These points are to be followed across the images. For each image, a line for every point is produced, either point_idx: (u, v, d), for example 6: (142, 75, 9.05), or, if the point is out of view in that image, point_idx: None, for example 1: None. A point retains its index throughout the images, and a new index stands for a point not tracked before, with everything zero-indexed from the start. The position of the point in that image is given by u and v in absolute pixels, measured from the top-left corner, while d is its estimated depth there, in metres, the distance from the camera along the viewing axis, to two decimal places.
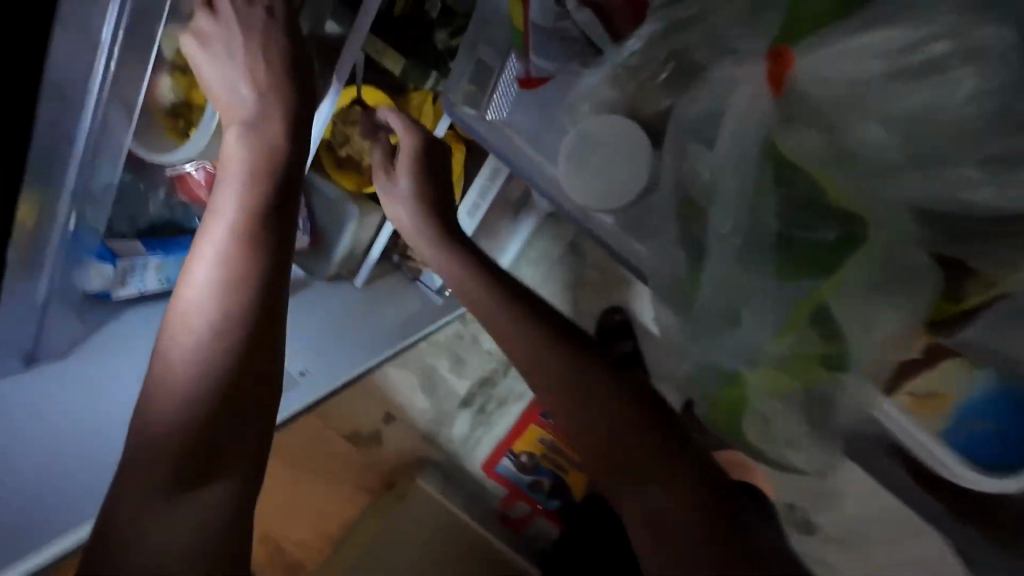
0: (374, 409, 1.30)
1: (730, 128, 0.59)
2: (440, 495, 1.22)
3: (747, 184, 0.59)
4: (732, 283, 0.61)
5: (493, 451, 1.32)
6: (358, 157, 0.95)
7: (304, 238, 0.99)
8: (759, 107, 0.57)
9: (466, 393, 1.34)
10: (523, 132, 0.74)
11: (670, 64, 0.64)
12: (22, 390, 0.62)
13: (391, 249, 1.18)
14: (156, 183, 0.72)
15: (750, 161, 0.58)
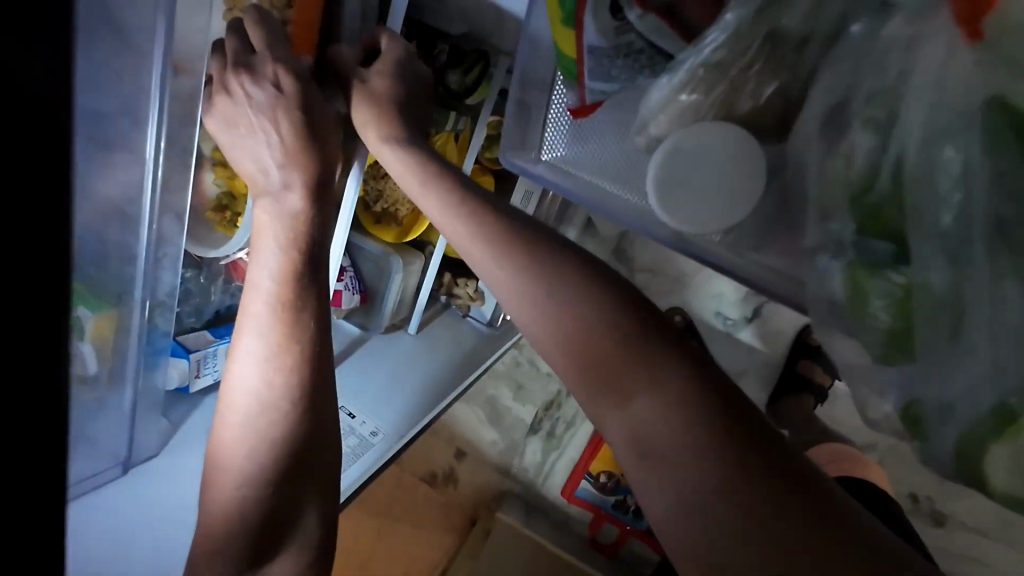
0: (446, 449, 1.29)
1: (924, 104, 0.33)
2: (523, 529, 1.22)
3: (981, 175, 0.33)
4: (1003, 337, 0.33)
5: (570, 475, 1.26)
6: (393, 208, 1.01)
7: (355, 297, 1.04)
8: (958, 68, 0.33)
9: (533, 419, 1.29)
10: (591, 163, 0.55)
11: (765, 46, 0.40)
12: (136, 485, 0.69)
13: (437, 290, 1.20)
14: (213, 272, 0.76)
15: (972, 135, 0.32)
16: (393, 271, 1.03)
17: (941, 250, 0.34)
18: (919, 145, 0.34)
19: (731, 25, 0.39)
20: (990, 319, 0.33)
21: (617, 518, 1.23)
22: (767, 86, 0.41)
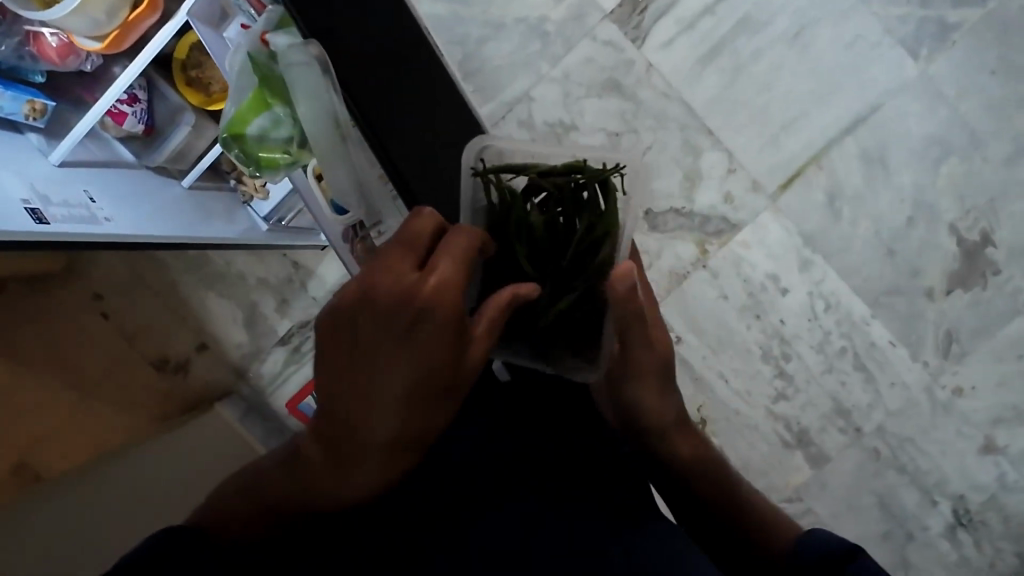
0: (187, 338, 1.40)
1: (303, 82, 0.68)
2: (236, 425, 1.34)
3: (276, 79, 0.72)
4: (280, 134, 0.77)
5: (300, 389, 1.40)
6: (210, 79, 0.84)
7: (136, 127, 0.82)
8: (311, 70, 0.67)
9: (285, 331, 1.41)
10: (221, 55, 0.77)
11: (269, 52, 0.71)
12: None
13: (223, 166, 0.99)
14: (13, 32, 0.72)
15: (309, 95, 0.69)
16: (185, 123, 0.86)
17: (291, 143, 0.78)
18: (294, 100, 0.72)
19: (271, 13, 0.71)
20: (286, 163, 0.80)
21: None
22: (333, 96, 0.69)
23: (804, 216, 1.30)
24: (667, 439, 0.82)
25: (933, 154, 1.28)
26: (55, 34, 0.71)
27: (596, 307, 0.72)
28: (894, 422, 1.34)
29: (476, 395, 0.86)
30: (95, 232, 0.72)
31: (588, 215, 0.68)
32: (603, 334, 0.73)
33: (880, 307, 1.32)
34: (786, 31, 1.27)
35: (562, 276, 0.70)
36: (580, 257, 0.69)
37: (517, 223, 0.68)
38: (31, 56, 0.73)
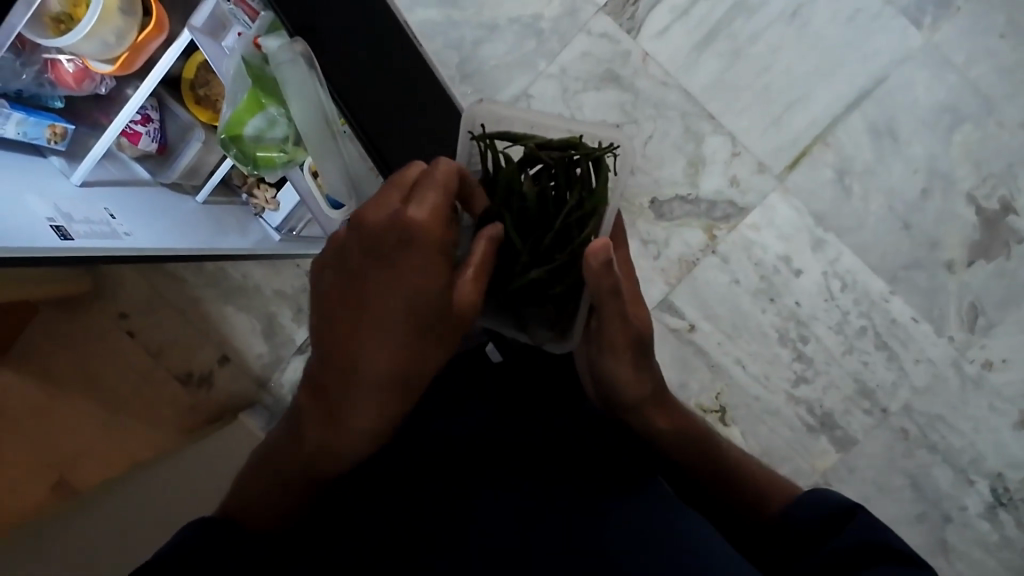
0: (210, 352, 1.45)
1: (293, 80, 0.72)
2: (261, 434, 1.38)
3: (268, 81, 0.76)
4: (275, 135, 0.80)
5: None
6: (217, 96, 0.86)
7: (150, 146, 0.86)
8: (298, 67, 0.72)
9: (303, 340, 1.45)
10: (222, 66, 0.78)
11: (263, 56, 0.75)
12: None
13: (234, 181, 1.03)
14: (30, 60, 0.74)
15: (299, 93, 0.73)
16: (196, 139, 0.89)
17: (286, 142, 0.81)
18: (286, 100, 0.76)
19: (264, 20, 0.76)
20: (284, 163, 0.82)
21: None
22: (322, 92, 0.74)
23: (814, 195, 1.28)
24: (648, 416, 0.75)
25: (944, 123, 1.25)
26: (72, 60, 0.75)
27: (576, 281, 0.71)
28: (922, 401, 1.31)
29: (461, 385, 0.85)
30: (117, 247, 0.75)
31: (575, 191, 0.67)
32: (581, 305, 0.73)
33: (899, 283, 1.29)
34: (782, 10, 1.26)
35: (543, 249, 0.69)
36: (563, 232, 0.68)
37: (509, 192, 0.67)
38: (49, 84, 0.77)
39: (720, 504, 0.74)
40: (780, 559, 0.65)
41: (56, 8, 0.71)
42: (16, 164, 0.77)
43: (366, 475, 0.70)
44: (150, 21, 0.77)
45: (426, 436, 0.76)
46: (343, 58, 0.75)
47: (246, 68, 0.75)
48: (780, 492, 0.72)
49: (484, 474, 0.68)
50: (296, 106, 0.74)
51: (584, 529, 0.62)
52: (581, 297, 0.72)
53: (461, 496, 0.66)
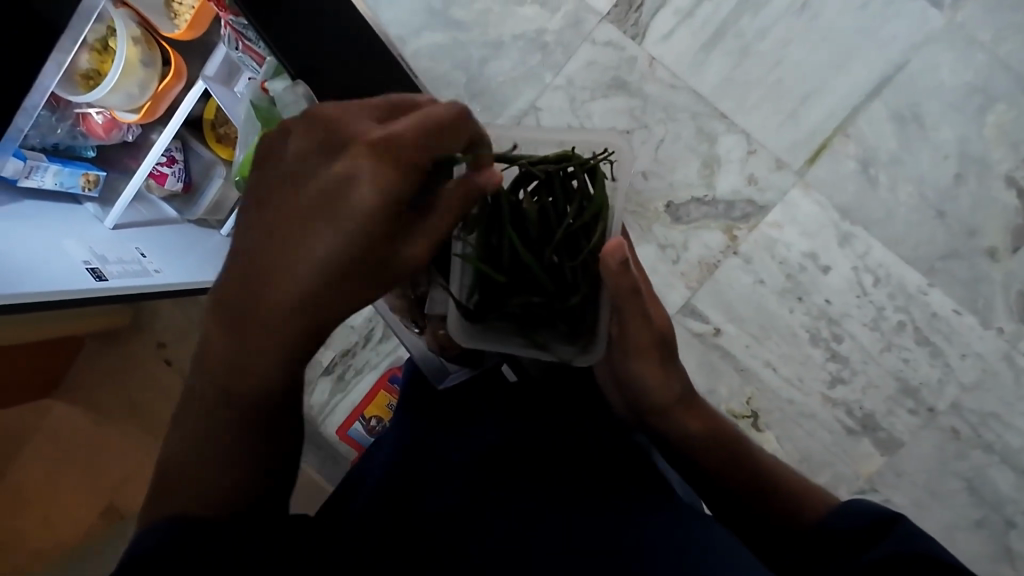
0: None
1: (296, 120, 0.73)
2: None
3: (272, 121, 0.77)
4: None
5: (347, 415, 1.46)
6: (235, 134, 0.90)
7: (176, 186, 0.91)
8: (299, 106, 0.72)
9: (329, 361, 1.49)
10: (233, 109, 0.83)
11: (268, 99, 0.77)
12: (33, 234, 0.76)
13: None
14: (65, 115, 0.80)
15: None
16: (218, 175, 0.93)
17: None
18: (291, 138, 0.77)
19: (268, 63, 0.78)
20: None
21: None
22: None
23: (837, 187, 1.24)
24: (678, 418, 0.77)
25: (974, 104, 1.19)
26: (100, 111, 0.80)
27: (590, 291, 0.68)
28: (972, 398, 1.23)
29: (467, 397, 0.82)
30: (147, 284, 0.80)
31: (574, 200, 0.65)
32: (599, 321, 0.69)
33: (937, 275, 1.23)
34: (790, 2, 1.23)
35: (552, 268, 0.66)
36: (571, 243, 0.66)
37: (508, 217, 0.64)
38: (81, 135, 0.82)
39: (747, 509, 0.71)
40: (796, 562, 0.63)
41: (85, 66, 0.76)
42: (54, 211, 0.82)
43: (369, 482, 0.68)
44: (170, 69, 0.82)
45: (439, 439, 0.74)
46: (343, 92, 0.73)
47: (252, 112, 0.78)
48: (809, 503, 0.70)
49: (502, 473, 0.66)
50: None
51: (597, 528, 0.59)
52: (598, 312, 0.69)
53: (480, 497, 0.63)
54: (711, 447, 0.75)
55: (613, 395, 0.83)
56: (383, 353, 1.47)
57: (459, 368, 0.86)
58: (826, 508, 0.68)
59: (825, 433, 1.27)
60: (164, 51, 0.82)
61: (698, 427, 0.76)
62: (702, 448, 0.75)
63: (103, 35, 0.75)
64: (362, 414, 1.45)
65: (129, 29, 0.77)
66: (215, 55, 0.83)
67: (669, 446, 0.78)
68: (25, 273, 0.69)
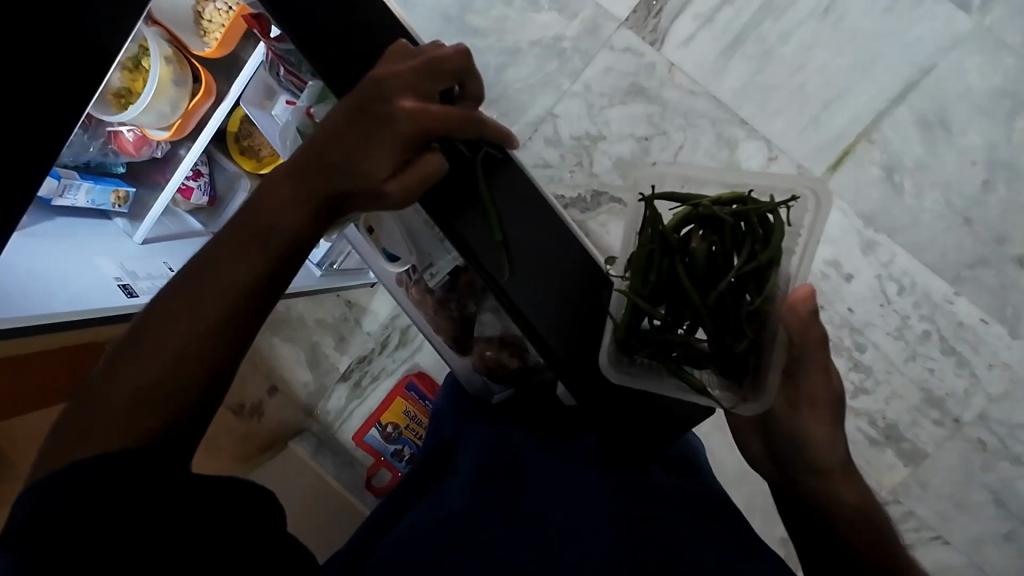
0: (260, 383, 1.48)
1: None
2: (310, 459, 1.42)
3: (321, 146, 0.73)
4: None
5: (363, 422, 1.47)
6: (259, 147, 0.91)
7: (202, 199, 0.92)
8: None
9: (346, 368, 1.49)
10: (271, 130, 0.82)
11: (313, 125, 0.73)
12: (64, 249, 0.77)
13: None
14: (97, 134, 0.81)
15: None
16: (242, 189, 0.94)
17: None
18: None
19: (309, 86, 0.74)
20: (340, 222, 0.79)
21: (391, 464, 1.45)
22: None
23: (860, 194, 1.22)
24: (834, 484, 0.66)
25: (1003, 108, 1.17)
26: (131, 129, 0.81)
27: (757, 347, 0.57)
28: (1000, 408, 1.21)
29: (518, 406, 0.77)
30: None
31: (750, 242, 0.54)
32: (768, 362, 0.57)
33: (964, 283, 1.20)
34: (813, 6, 1.21)
35: (719, 316, 0.54)
36: (735, 292, 0.55)
37: (674, 255, 0.54)
38: (112, 153, 0.83)
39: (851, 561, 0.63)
40: None
41: (117, 85, 0.77)
42: (79, 228, 0.82)
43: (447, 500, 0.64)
44: (200, 87, 0.82)
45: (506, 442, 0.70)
46: None
47: (298, 139, 0.76)
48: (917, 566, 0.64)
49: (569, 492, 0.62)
50: None
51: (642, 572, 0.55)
52: (766, 358, 0.57)
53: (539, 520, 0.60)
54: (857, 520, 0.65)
55: (754, 448, 0.71)
56: (399, 360, 1.48)
57: (503, 388, 0.84)
58: None
59: (849, 444, 1.24)
60: (194, 69, 0.83)
61: (853, 495, 0.66)
62: (851, 521, 0.64)
63: (135, 53, 0.77)
64: (379, 420, 1.46)
65: (161, 48, 0.78)
66: (250, 78, 0.81)
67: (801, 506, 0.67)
68: (64, 292, 0.71)
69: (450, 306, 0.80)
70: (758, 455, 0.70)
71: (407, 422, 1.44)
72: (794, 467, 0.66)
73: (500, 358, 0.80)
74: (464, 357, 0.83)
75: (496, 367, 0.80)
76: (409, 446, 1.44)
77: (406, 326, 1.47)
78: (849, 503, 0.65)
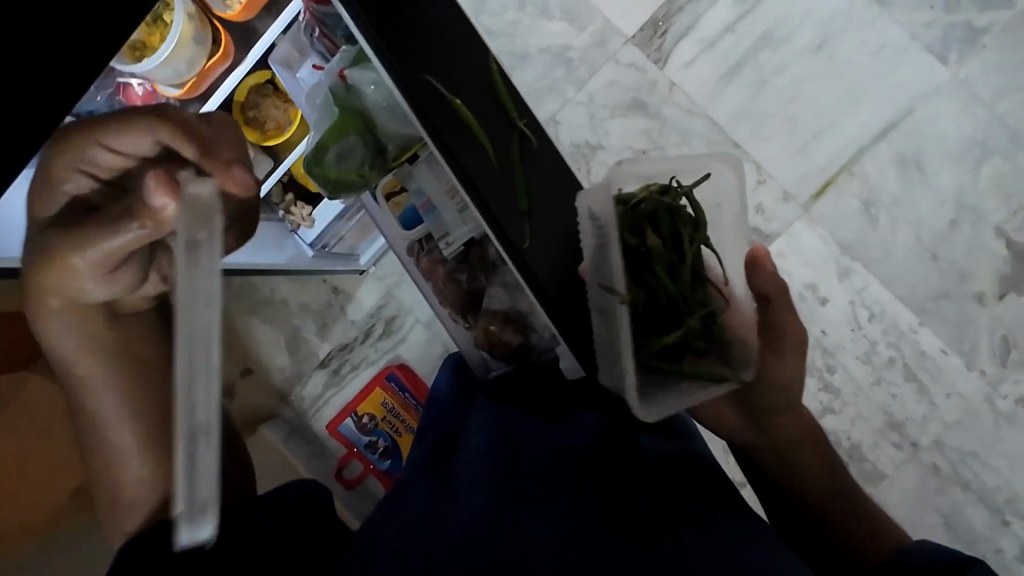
0: (233, 364, 1.43)
1: (381, 105, 0.82)
2: (280, 445, 1.37)
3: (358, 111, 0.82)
4: (354, 156, 0.84)
5: (339, 411, 1.45)
6: (263, 121, 0.93)
7: None
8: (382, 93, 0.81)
9: (326, 355, 1.47)
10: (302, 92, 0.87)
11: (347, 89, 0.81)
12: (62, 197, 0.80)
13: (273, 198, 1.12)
14: (106, 84, 0.80)
15: (394, 111, 0.83)
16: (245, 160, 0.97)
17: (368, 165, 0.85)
18: (380, 128, 0.84)
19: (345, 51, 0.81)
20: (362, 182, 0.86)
21: (364, 456, 1.43)
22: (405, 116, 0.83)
23: (840, 223, 1.28)
24: (785, 423, 0.75)
25: (972, 155, 1.26)
26: (142, 82, 0.82)
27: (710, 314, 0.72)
28: (954, 436, 1.28)
29: (520, 380, 0.89)
30: None
31: (684, 228, 0.71)
32: (736, 333, 0.71)
33: (929, 315, 1.28)
34: (808, 43, 1.28)
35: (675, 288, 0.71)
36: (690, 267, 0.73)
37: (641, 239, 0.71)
38: (118, 105, 0.82)
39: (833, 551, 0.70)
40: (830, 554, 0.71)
41: (133, 36, 0.76)
42: None
43: (465, 483, 0.65)
44: (217, 49, 0.85)
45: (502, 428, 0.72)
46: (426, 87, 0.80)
47: (327, 98, 0.83)
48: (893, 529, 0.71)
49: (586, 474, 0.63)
50: (385, 130, 0.84)
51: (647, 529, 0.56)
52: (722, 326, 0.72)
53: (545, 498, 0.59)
54: (800, 452, 0.75)
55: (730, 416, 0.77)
56: (380, 351, 1.46)
57: (501, 365, 0.95)
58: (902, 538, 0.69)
59: None
60: (213, 31, 0.85)
61: (806, 433, 0.76)
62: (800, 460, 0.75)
63: (157, 9, 0.76)
64: (355, 410, 1.44)
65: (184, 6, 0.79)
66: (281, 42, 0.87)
67: (768, 452, 0.76)
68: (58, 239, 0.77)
69: (461, 278, 0.92)
70: (735, 424, 0.77)
71: (384, 414, 1.43)
72: (757, 414, 0.76)
73: (502, 334, 0.90)
74: (470, 331, 0.94)
75: (499, 343, 0.91)
76: (383, 438, 1.43)
77: (391, 316, 1.46)
78: (800, 437, 0.76)
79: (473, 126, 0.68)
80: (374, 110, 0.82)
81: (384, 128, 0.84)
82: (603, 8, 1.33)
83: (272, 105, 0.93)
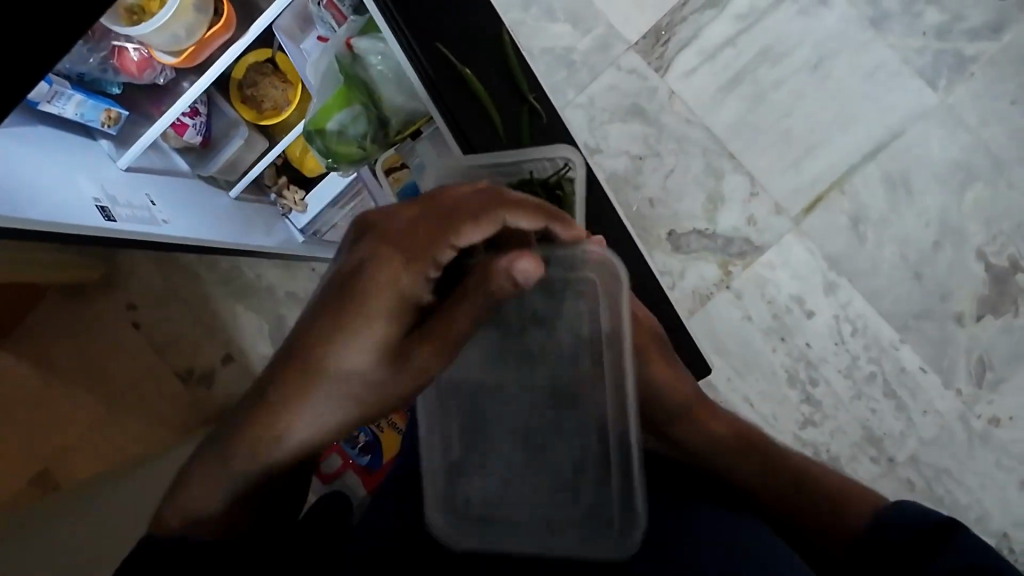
0: (214, 349, 1.40)
1: (388, 75, 0.89)
2: None
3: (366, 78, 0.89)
4: (357, 122, 0.90)
5: None
6: (263, 98, 0.98)
7: (195, 138, 0.95)
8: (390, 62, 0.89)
9: None
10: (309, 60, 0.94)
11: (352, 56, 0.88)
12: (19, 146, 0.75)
13: (265, 180, 1.11)
14: (99, 47, 0.79)
15: (400, 80, 0.90)
16: (238, 135, 0.99)
17: (371, 133, 0.92)
18: (384, 97, 0.90)
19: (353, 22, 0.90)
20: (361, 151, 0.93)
21: (344, 451, 1.40)
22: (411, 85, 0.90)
23: (828, 237, 1.31)
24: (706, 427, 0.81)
25: (957, 179, 1.29)
26: (138, 47, 0.80)
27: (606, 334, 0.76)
28: (930, 452, 1.30)
29: None
30: (155, 232, 0.82)
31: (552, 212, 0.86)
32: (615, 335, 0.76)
33: (910, 332, 1.30)
34: (805, 61, 1.31)
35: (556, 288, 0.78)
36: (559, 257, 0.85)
37: None
38: (111, 70, 0.81)
39: (799, 536, 0.71)
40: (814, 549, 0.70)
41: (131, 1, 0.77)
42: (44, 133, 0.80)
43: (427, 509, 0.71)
44: (220, 19, 0.83)
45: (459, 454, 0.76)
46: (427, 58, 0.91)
47: (333, 64, 0.90)
48: (871, 498, 0.71)
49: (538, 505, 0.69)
50: (388, 98, 0.90)
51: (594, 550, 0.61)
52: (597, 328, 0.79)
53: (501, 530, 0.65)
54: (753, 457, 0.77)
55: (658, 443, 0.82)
56: None
57: None
58: (871, 503, 0.71)
59: None
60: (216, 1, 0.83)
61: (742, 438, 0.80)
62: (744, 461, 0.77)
63: None
64: None
65: None
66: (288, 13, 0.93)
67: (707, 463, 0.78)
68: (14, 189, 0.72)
69: None
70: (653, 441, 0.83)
71: None
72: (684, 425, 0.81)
73: None
74: None
75: None
76: (364, 433, 1.39)
77: None
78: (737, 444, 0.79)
79: (481, 96, 0.88)
80: (377, 78, 0.89)
81: (386, 94, 0.90)
82: (608, 13, 1.34)
83: (269, 83, 0.98)
